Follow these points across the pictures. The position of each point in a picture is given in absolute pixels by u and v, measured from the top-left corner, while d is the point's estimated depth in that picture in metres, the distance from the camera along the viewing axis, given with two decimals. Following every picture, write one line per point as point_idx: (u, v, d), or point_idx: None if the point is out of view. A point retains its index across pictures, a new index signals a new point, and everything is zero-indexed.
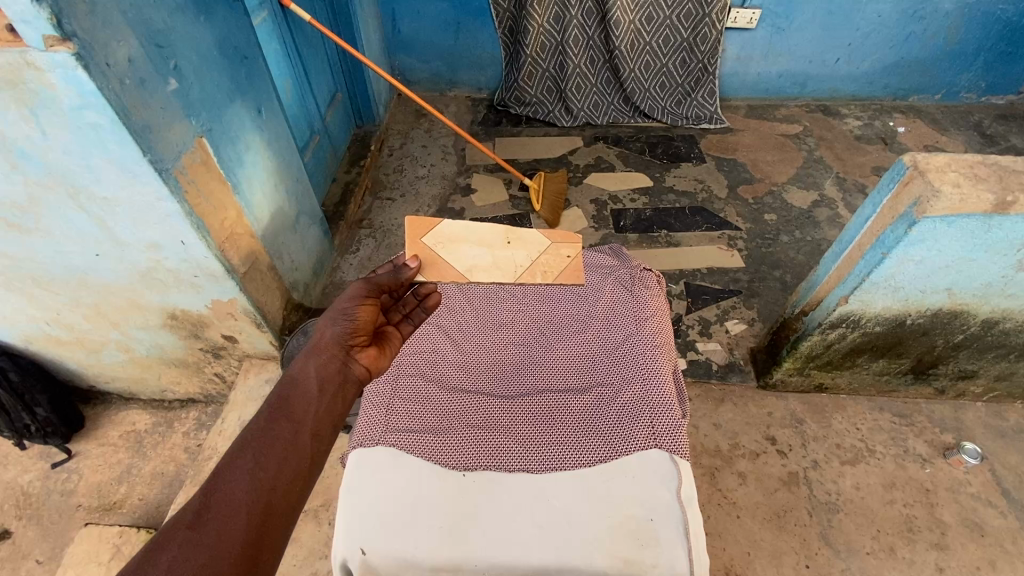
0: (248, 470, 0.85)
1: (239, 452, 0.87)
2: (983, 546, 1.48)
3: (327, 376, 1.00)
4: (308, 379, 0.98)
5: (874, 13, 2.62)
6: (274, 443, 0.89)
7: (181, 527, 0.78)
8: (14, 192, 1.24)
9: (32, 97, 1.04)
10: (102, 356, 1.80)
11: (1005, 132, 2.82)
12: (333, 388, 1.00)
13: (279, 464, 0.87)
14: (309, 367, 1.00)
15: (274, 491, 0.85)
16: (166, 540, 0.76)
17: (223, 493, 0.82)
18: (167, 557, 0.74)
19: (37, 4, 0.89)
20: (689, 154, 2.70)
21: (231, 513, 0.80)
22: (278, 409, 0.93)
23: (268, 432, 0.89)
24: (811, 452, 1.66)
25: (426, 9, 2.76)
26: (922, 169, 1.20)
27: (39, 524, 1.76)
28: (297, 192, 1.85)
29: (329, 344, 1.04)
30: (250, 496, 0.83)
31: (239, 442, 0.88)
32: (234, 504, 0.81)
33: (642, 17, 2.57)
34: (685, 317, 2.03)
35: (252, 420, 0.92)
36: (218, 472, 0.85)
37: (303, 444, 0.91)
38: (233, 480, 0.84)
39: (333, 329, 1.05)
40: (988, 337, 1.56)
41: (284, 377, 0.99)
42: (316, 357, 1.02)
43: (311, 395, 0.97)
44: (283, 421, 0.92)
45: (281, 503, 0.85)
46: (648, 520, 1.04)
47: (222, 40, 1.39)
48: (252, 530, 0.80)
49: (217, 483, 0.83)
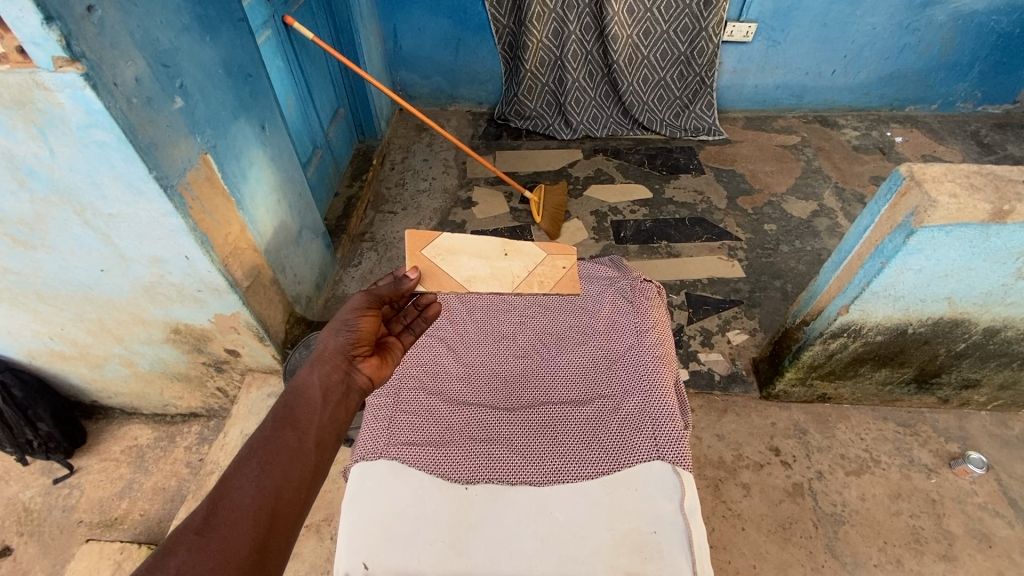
0: (255, 476, 0.85)
1: (245, 459, 0.87)
2: (991, 557, 1.47)
3: (332, 386, 1.01)
4: (313, 388, 0.99)
5: (869, 25, 2.66)
6: (280, 450, 0.89)
7: (190, 532, 0.78)
8: (21, 209, 1.25)
9: (41, 116, 1.06)
10: (105, 370, 1.81)
11: (1003, 141, 2.84)
12: (337, 397, 1.00)
13: (286, 470, 0.87)
14: (314, 377, 1.01)
15: (281, 496, 0.85)
16: (175, 545, 0.76)
17: (232, 499, 0.82)
18: (175, 563, 0.74)
19: (47, 25, 0.91)
20: (688, 166, 2.72)
21: (238, 518, 0.80)
22: (283, 417, 0.94)
23: (275, 439, 0.90)
24: (815, 463, 1.65)
25: (427, 26, 2.80)
26: (918, 179, 1.21)
27: (40, 541, 1.75)
28: (300, 207, 1.87)
29: (333, 355, 1.05)
30: (257, 502, 0.83)
31: (246, 450, 0.89)
32: (242, 509, 0.81)
33: (640, 31, 2.60)
34: (686, 328, 2.03)
35: (257, 428, 0.92)
36: (226, 478, 0.85)
37: (309, 451, 0.91)
38: (241, 485, 0.84)
39: (336, 339, 1.07)
40: (991, 346, 1.56)
41: (290, 386, 1.00)
42: (321, 367, 1.03)
43: (316, 405, 0.97)
44: (289, 429, 0.93)
45: (288, 507, 0.85)
46: (651, 532, 1.03)
47: (227, 58, 1.41)
48: (260, 534, 0.80)
49: (224, 490, 0.83)
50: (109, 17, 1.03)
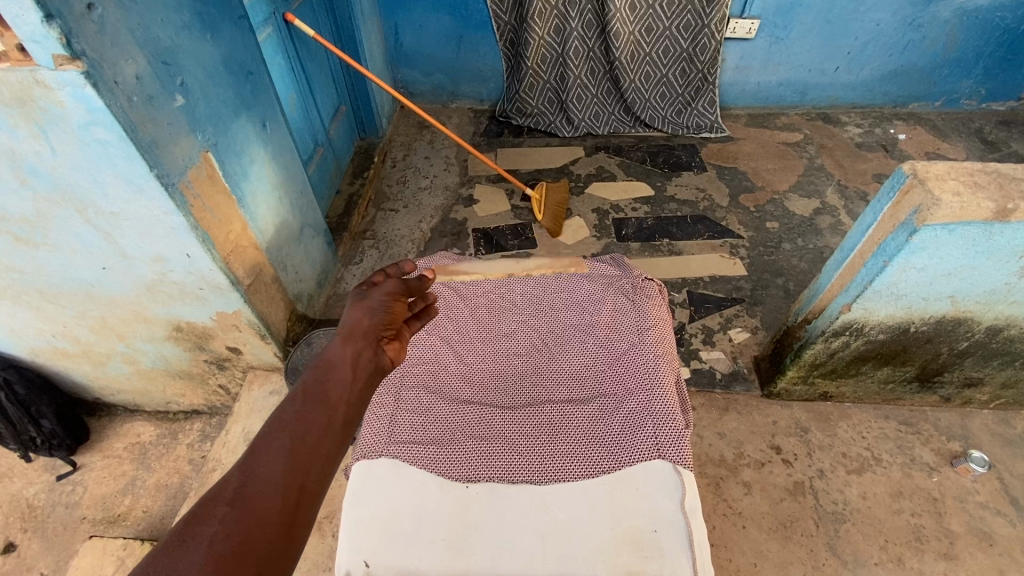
0: (286, 451, 0.78)
1: (275, 432, 0.80)
2: (992, 556, 1.46)
3: (362, 361, 0.94)
4: (345, 363, 0.93)
5: (872, 22, 2.64)
6: (310, 428, 0.82)
7: (220, 503, 0.71)
8: (23, 207, 1.26)
9: (42, 114, 1.06)
10: (108, 368, 1.81)
11: (1007, 139, 2.82)
12: (365, 376, 0.93)
13: (316, 447, 0.80)
14: (346, 351, 0.95)
15: (309, 473, 0.78)
16: (205, 516, 0.69)
17: (262, 473, 0.75)
18: (208, 534, 0.67)
19: (47, 23, 0.91)
20: (690, 163, 2.71)
21: (270, 493, 0.74)
22: (313, 392, 0.87)
23: (306, 416, 0.83)
24: (817, 461, 1.65)
25: (428, 23, 2.80)
26: (921, 177, 1.20)
27: (44, 536, 1.76)
28: (301, 204, 1.87)
29: (366, 331, 1.00)
30: (287, 477, 0.76)
31: (275, 421, 0.81)
32: (272, 484, 0.74)
33: (642, 28, 2.59)
34: (688, 326, 2.03)
35: (284, 400, 0.85)
36: (255, 450, 0.78)
37: (337, 428, 0.84)
38: (271, 459, 0.77)
39: (370, 318, 1.03)
40: (993, 345, 1.55)
41: (320, 359, 0.93)
42: (352, 343, 0.96)
43: (345, 380, 0.90)
44: (319, 406, 0.85)
45: (315, 486, 0.78)
46: (651, 531, 1.03)
47: (228, 56, 1.41)
48: (289, 510, 0.73)
49: (252, 460, 0.76)
50: (109, 15, 1.03)
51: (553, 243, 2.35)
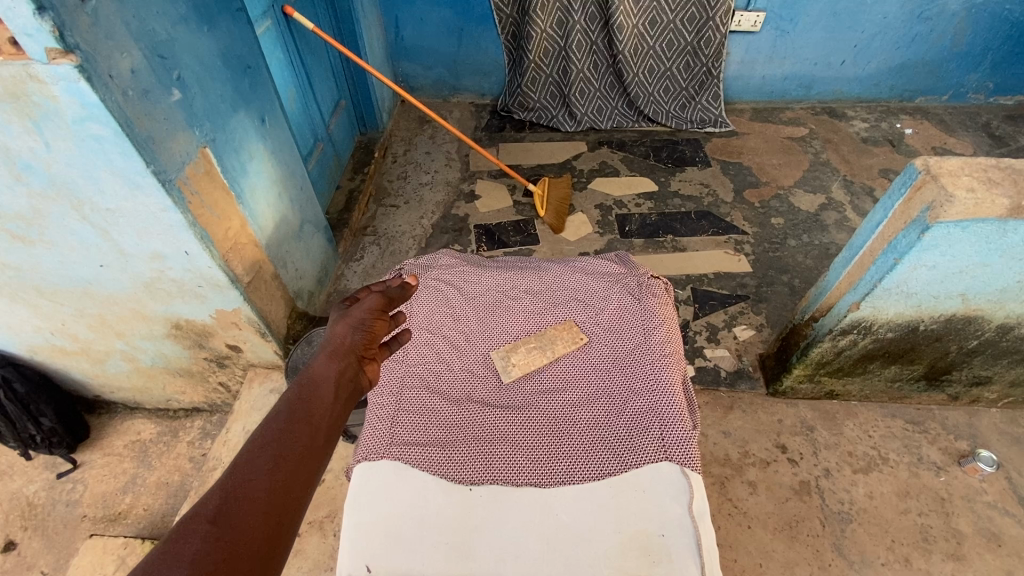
0: (268, 469, 0.79)
1: (257, 450, 0.81)
2: (1000, 557, 1.45)
3: (344, 382, 0.98)
4: (328, 381, 0.96)
5: (879, 14, 2.61)
6: (292, 446, 0.84)
7: (203, 521, 0.71)
8: (18, 204, 1.24)
9: (35, 110, 1.04)
10: (107, 366, 1.80)
11: (1014, 133, 2.79)
12: (347, 396, 0.97)
13: (297, 465, 0.82)
14: (329, 369, 0.98)
15: (289, 491, 0.79)
16: (187, 533, 0.69)
17: (244, 491, 0.76)
18: (190, 551, 0.68)
19: (39, 16, 0.88)
20: (694, 158, 2.68)
21: (253, 511, 0.74)
22: (297, 411, 0.89)
23: (288, 434, 0.85)
24: (823, 460, 1.64)
25: (429, 16, 2.76)
26: (934, 173, 1.18)
27: (44, 535, 1.75)
28: (301, 200, 1.85)
29: (349, 350, 1.03)
30: (269, 495, 0.77)
31: (258, 440, 0.83)
32: (254, 502, 0.75)
33: (645, 21, 2.56)
34: (692, 323, 2.01)
35: (268, 421, 0.87)
36: (237, 467, 0.79)
37: (319, 447, 0.87)
38: (252, 477, 0.78)
39: (352, 335, 1.06)
40: (1003, 343, 1.53)
41: (304, 376, 0.96)
42: (336, 360, 1.00)
43: (327, 401, 0.93)
44: (302, 424, 0.87)
45: (296, 504, 0.79)
46: (659, 534, 1.02)
47: (225, 49, 1.38)
48: (271, 528, 0.74)
49: (235, 480, 0.77)
50: (103, 8, 1.00)
51: (556, 239, 2.33)
